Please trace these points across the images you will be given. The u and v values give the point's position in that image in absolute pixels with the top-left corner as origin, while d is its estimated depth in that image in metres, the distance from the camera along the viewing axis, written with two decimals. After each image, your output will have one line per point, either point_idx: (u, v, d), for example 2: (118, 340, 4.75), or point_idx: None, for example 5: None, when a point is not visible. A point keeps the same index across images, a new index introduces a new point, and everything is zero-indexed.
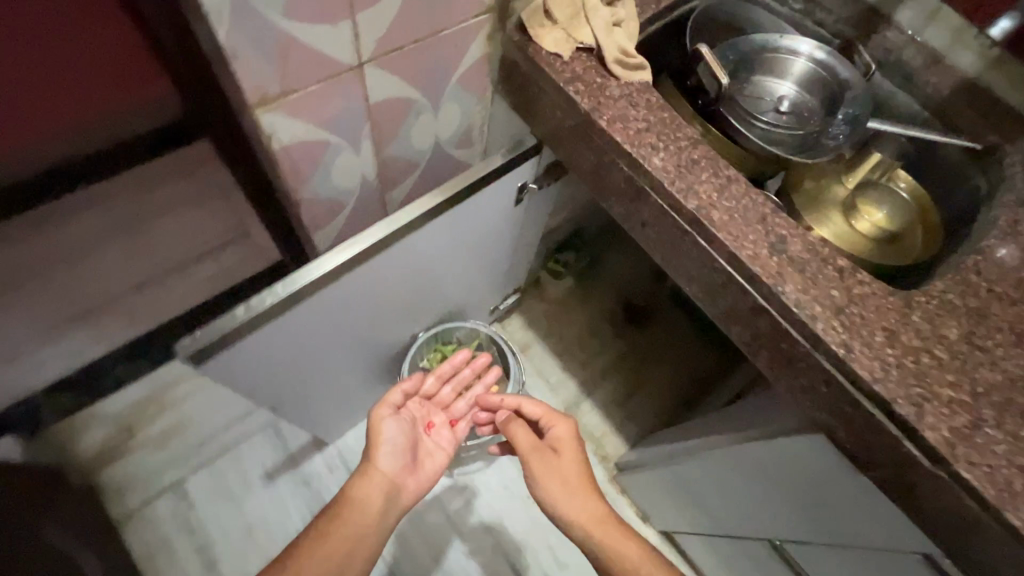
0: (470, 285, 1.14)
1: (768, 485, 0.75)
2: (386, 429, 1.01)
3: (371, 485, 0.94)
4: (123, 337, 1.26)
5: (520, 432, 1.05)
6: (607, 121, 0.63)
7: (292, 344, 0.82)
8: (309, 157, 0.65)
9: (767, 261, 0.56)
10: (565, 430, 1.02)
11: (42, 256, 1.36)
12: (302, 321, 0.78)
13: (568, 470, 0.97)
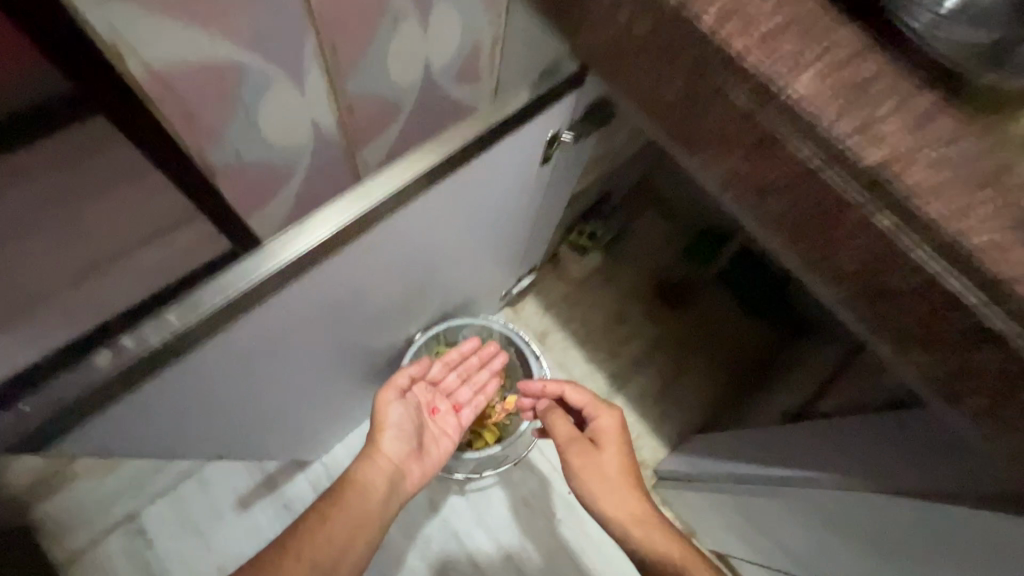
0: (478, 270, 0.90)
1: None
2: (391, 410, 0.84)
3: (372, 472, 0.78)
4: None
5: (558, 425, 0.82)
6: (717, 17, 0.37)
7: (239, 366, 0.60)
8: (210, 88, 0.41)
9: (1013, 251, 0.33)
10: (613, 422, 0.78)
11: None
12: (255, 332, 0.57)
13: (607, 466, 0.75)
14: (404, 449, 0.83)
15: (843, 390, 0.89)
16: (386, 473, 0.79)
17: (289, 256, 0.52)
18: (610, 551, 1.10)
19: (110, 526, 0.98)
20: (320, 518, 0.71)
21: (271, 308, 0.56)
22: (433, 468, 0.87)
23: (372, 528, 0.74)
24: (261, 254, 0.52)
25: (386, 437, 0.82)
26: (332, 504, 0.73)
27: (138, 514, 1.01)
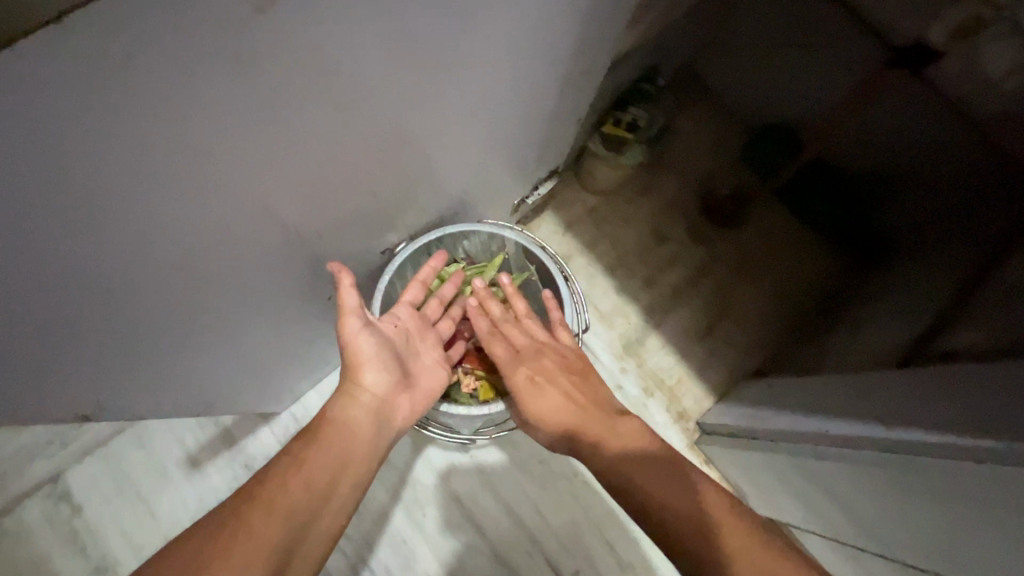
0: (484, 152, 0.65)
1: None
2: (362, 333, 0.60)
3: (356, 413, 0.57)
4: None
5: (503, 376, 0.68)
6: None
7: (62, 268, 0.33)
8: None
9: None
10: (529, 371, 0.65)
11: None
12: (66, 191, 0.29)
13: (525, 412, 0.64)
14: (392, 380, 0.61)
15: (984, 320, 0.66)
16: (370, 404, 0.59)
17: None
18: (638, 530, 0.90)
19: (26, 489, 0.79)
20: (293, 462, 0.52)
21: (85, 125, 0.27)
22: (424, 401, 0.65)
23: (359, 469, 0.55)
24: None
25: (367, 366, 0.60)
26: (312, 438, 0.54)
27: (65, 472, 0.81)
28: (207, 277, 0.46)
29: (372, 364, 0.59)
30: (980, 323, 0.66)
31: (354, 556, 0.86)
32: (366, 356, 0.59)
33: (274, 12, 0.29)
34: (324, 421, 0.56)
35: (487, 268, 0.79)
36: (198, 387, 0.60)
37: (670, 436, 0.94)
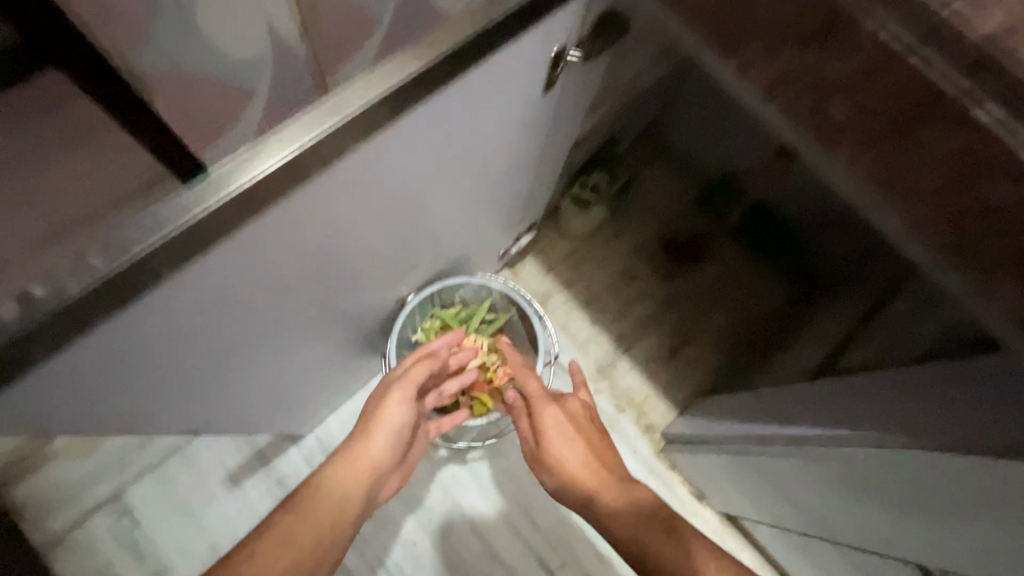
0: (476, 223, 0.82)
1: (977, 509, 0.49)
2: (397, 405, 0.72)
3: (350, 488, 0.66)
4: None
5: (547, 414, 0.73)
6: None
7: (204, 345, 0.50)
8: None
9: None
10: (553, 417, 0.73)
11: None
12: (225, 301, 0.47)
13: (530, 456, 0.75)
14: (392, 456, 0.73)
15: (870, 341, 0.78)
16: (359, 468, 0.68)
17: (230, 190, 0.38)
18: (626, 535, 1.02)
19: (94, 505, 0.94)
20: (287, 531, 0.59)
21: (242, 267, 0.44)
22: (401, 474, 0.78)
23: (347, 538, 0.64)
24: (195, 191, 0.38)
25: (375, 433, 0.70)
26: (305, 505, 0.62)
27: (125, 491, 0.96)
28: (281, 340, 0.62)
29: (387, 439, 0.71)
30: (863, 338, 0.81)
31: (370, 559, 0.99)
32: (391, 431, 0.71)
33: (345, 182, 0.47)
34: (321, 487, 0.65)
35: (478, 311, 0.95)
36: (255, 415, 0.76)
37: (639, 446, 1.10)
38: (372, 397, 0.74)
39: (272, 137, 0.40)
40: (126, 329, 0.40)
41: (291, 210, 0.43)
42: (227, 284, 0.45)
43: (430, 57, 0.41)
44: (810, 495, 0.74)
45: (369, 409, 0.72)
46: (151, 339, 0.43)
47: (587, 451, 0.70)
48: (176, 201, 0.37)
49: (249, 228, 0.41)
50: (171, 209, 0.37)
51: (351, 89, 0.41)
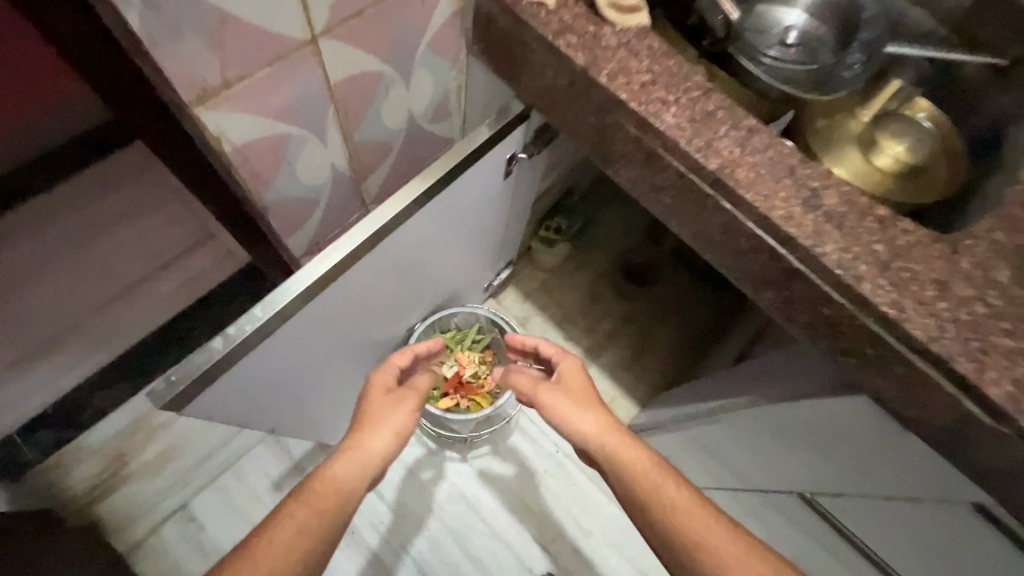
0: (465, 267, 1.07)
1: (810, 450, 0.70)
2: (405, 410, 0.69)
3: (355, 481, 0.61)
4: (134, 335, 1.15)
5: (570, 370, 0.78)
6: (608, 77, 0.55)
7: (282, 368, 0.74)
8: (267, 155, 0.55)
9: (802, 221, 0.51)
10: (575, 376, 0.77)
11: (108, 226, 1.26)
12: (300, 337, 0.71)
13: (563, 405, 0.71)
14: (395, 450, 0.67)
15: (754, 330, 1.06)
16: (359, 464, 0.62)
17: (310, 277, 0.63)
18: (605, 511, 1.23)
19: (164, 517, 1.14)
20: (300, 531, 0.55)
21: (312, 317, 0.69)
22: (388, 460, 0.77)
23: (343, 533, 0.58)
24: (287, 286, 0.62)
25: (379, 431, 0.65)
26: (313, 497, 0.57)
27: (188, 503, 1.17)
28: (327, 365, 0.86)
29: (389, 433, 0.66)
30: (752, 331, 1.06)
31: (391, 545, 1.19)
32: (392, 427, 0.66)
33: (380, 257, 0.72)
34: (324, 483, 0.59)
35: (470, 334, 1.18)
36: (301, 423, 0.99)
37: None
38: (376, 397, 0.70)
39: (336, 242, 0.65)
40: (248, 360, 0.64)
41: (349, 276, 0.68)
42: (304, 327, 0.69)
43: (433, 178, 0.68)
44: (728, 457, 0.96)
45: (370, 409, 0.68)
46: (266, 360, 0.68)
47: (601, 414, 0.69)
48: (277, 292, 0.62)
49: (320, 289, 0.65)
50: (277, 291, 0.62)
51: (386, 202, 0.66)
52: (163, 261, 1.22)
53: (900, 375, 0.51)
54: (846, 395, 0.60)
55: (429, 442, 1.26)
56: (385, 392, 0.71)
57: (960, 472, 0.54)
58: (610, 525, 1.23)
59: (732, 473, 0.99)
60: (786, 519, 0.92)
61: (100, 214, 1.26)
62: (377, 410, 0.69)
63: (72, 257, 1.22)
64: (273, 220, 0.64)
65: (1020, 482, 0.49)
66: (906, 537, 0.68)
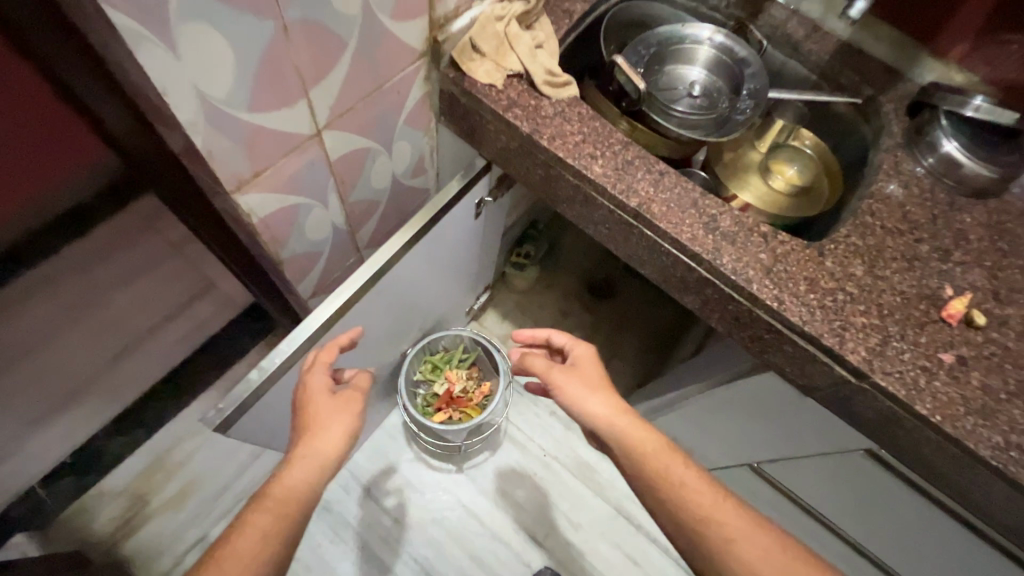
0: (448, 295, 1.21)
1: (746, 421, 0.85)
2: (350, 414, 0.71)
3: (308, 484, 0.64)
4: (144, 382, 1.24)
5: (586, 361, 0.77)
6: (548, 140, 0.71)
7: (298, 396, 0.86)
8: (283, 220, 0.68)
9: (704, 240, 0.66)
10: (591, 365, 0.76)
11: (113, 283, 1.36)
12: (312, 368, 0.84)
13: (574, 388, 0.72)
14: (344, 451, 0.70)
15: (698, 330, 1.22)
16: (316, 469, 0.65)
17: (323, 317, 0.76)
18: (592, 503, 1.36)
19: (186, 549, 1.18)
20: (263, 537, 0.58)
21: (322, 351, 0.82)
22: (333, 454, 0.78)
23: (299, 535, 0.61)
24: (305, 327, 0.75)
25: (327, 435, 0.68)
26: (275, 503, 0.61)
27: (207, 536, 1.20)
28: None
29: (337, 436, 0.68)
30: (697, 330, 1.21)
31: (399, 556, 1.28)
32: (337, 434, 0.68)
33: (376, 294, 0.86)
34: (282, 488, 0.63)
35: (456, 354, 1.30)
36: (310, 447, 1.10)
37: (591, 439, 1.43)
38: (321, 401, 0.70)
39: (340, 285, 0.78)
40: (274, 391, 0.76)
41: (351, 315, 0.82)
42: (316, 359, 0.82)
43: (416, 226, 0.82)
44: (689, 439, 1.10)
45: (317, 417, 0.69)
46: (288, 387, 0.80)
47: (611, 398, 0.71)
48: (298, 332, 0.75)
49: (329, 325, 0.77)
50: (296, 332, 0.75)
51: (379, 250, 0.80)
52: (166, 312, 1.32)
53: (791, 353, 0.66)
54: (760, 372, 0.75)
55: (428, 457, 1.38)
56: (332, 397, 0.71)
57: (851, 427, 0.69)
58: (597, 518, 1.35)
59: (696, 454, 1.13)
60: (744, 487, 1.06)
61: (102, 277, 1.36)
62: (321, 415, 0.70)
63: (81, 315, 1.31)
64: (289, 271, 0.77)
65: (891, 427, 0.64)
66: (826, 486, 0.83)
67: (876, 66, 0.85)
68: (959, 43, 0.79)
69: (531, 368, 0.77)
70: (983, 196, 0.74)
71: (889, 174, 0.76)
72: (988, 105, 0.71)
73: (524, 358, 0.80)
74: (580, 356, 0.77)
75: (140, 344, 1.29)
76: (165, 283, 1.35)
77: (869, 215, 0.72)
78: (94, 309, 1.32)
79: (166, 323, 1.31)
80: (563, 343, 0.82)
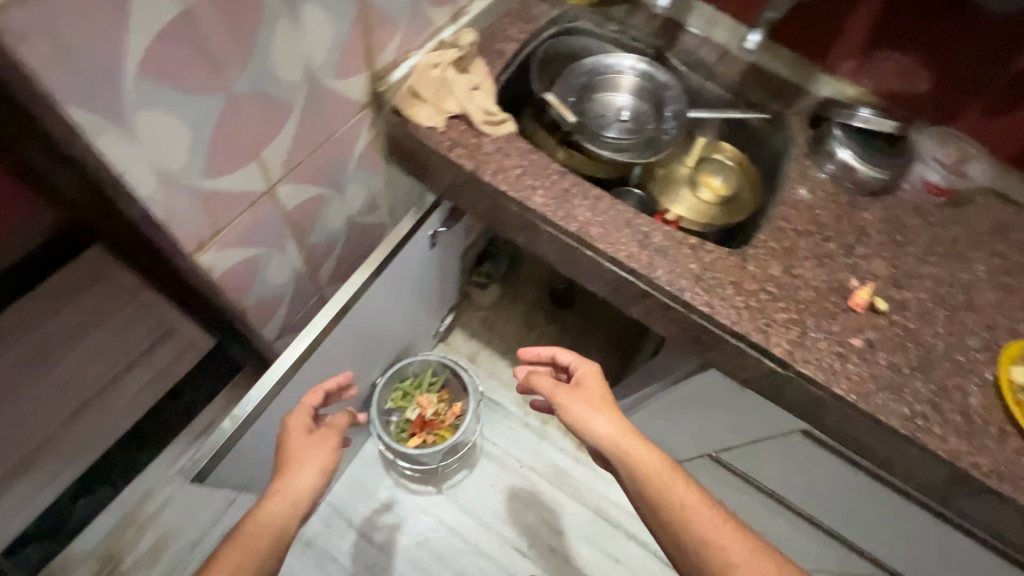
0: (414, 321, 1.24)
1: (701, 414, 0.93)
2: (326, 451, 0.74)
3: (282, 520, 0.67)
4: (107, 437, 1.21)
5: (590, 380, 0.81)
6: (491, 175, 0.76)
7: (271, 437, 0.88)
8: (244, 271, 0.71)
9: (639, 256, 0.73)
10: (597, 385, 0.80)
11: (65, 337, 1.31)
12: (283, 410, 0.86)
13: (579, 406, 0.77)
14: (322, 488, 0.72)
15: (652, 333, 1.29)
16: (291, 503, 0.69)
17: (290, 360, 0.78)
18: (571, 508, 1.41)
19: None
20: (235, 571, 0.61)
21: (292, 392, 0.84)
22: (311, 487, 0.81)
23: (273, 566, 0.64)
24: (274, 372, 0.77)
25: (301, 471, 0.71)
26: (250, 538, 0.64)
27: None
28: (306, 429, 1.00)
29: (311, 470, 0.71)
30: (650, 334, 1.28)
31: None
32: (310, 469, 0.71)
33: (340, 331, 0.89)
34: (258, 523, 0.66)
35: (426, 378, 1.33)
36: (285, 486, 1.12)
37: (565, 446, 1.48)
38: (298, 439, 0.74)
39: (305, 326, 0.81)
40: (248, 436, 0.78)
41: (316, 357, 0.85)
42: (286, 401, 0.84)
43: (374, 263, 0.85)
44: (654, 436, 1.16)
45: (293, 454, 0.73)
46: (260, 429, 0.82)
47: (615, 418, 0.75)
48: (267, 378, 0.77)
49: (296, 367, 0.80)
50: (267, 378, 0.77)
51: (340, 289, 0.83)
52: (124, 361, 1.29)
53: (727, 350, 0.73)
54: (704, 370, 0.82)
55: (406, 482, 1.40)
56: (307, 434, 0.75)
57: (785, 412, 0.77)
58: (577, 523, 1.39)
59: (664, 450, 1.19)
60: (710, 476, 1.13)
61: (52, 333, 1.32)
62: (298, 452, 0.74)
63: (36, 374, 1.27)
64: (254, 317, 0.80)
65: (818, 409, 0.71)
66: (776, 467, 0.91)
67: (781, 84, 0.94)
68: (847, 61, 0.89)
69: (538, 387, 0.81)
70: (879, 195, 0.84)
71: (797, 181, 0.85)
72: (874, 116, 0.82)
73: (530, 376, 0.83)
74: (585, 376, 0.82)
75: (101, 398, 1.25)
76: (119, 332, 1.32)
77: (783, 220, 0.81)
78: (48, 367, 1.28)
79: (125, 374, 1.28)
80: (568, 362, 0.86)
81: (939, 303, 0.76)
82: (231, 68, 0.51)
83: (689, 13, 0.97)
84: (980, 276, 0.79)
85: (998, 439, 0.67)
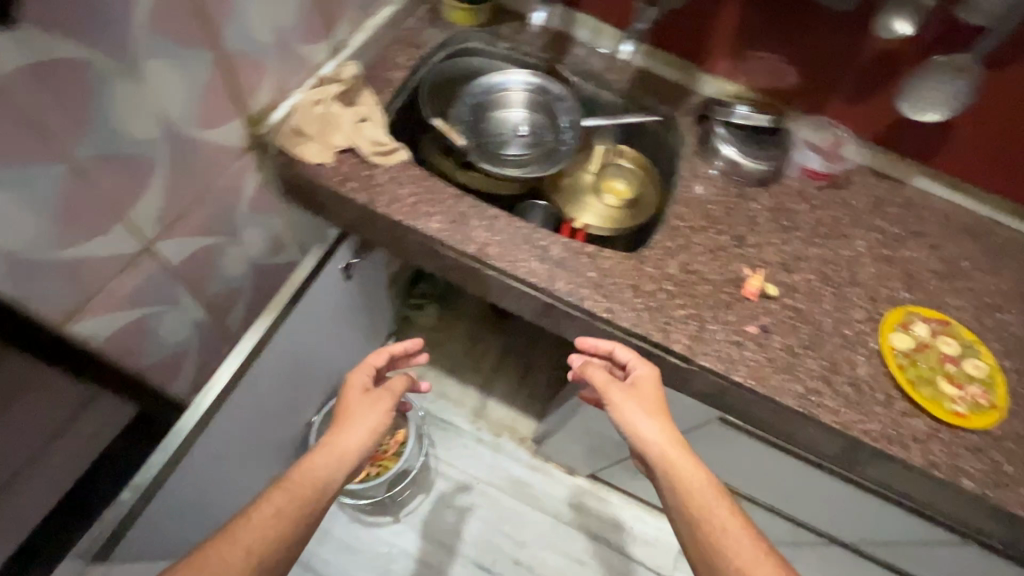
0: (346, 353, 1.22)
1: None
2: (381, 413, 0.74)
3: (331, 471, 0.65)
4: None
5: (647, 385, 0.70)
6: (385, 206, 0.76)
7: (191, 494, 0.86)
8: (133, 333, 0.68)
9: (539, 271, 0.74)
10: (653, 392, 0.70)
11: None
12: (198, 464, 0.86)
13: (628, 409, 0.69)
14: (368, 448, 0.71)
15: None
16: (337, 458, 0.67)
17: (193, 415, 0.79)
18: (532, 517, 1.41)
19: None
20: (277, 514, 0.58)
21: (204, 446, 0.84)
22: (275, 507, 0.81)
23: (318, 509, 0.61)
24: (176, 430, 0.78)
25: (354, 430, 0.71)
26: (291, 487, 0.61)
27: None
28: (234, 480, 0.98)
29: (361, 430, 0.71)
30: None
31: None
32: (362, 426, 0.71)
33: (250, 378, 0.88)
34: (303, 472, 0.63)
35: None
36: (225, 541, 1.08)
37: (520, 456, 1.48)
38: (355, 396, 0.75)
39: (211, 379, 0.80)
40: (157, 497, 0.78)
41: (225, 408, 0.85)
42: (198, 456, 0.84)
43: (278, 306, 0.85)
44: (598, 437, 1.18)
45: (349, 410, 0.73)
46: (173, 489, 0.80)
47: (667, 425, 0.68)
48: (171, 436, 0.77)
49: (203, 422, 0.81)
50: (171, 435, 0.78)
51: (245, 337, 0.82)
52: None
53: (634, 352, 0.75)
54: None
55: (361, 515, 1.37)
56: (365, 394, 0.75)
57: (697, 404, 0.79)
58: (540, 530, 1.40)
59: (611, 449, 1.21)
60: None
61: None
62: (354, 409, 0.74)
63: None
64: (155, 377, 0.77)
65: (722, 397, 0.74)
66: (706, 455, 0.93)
67: (668, 86, 0.98)
68: (722, 62, 0.94)
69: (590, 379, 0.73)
70: (765, 184, 0.88)
71: (688, 178, 0.89)
72: (751, 112, 0.88)
73: (585, 368, 0.75)
74: (641, 380, 0.70)
75: None
76: None
77: (678, 218, 0.84)
78: None
79: None
80: (627, 361, 0.72)
81: (826, 281, 0.81)
82: (69, 135, 0.49)
83: (575, 25, 1.00)
84: (860, 251, 0.84)
85: (885, 403, 0.72)
